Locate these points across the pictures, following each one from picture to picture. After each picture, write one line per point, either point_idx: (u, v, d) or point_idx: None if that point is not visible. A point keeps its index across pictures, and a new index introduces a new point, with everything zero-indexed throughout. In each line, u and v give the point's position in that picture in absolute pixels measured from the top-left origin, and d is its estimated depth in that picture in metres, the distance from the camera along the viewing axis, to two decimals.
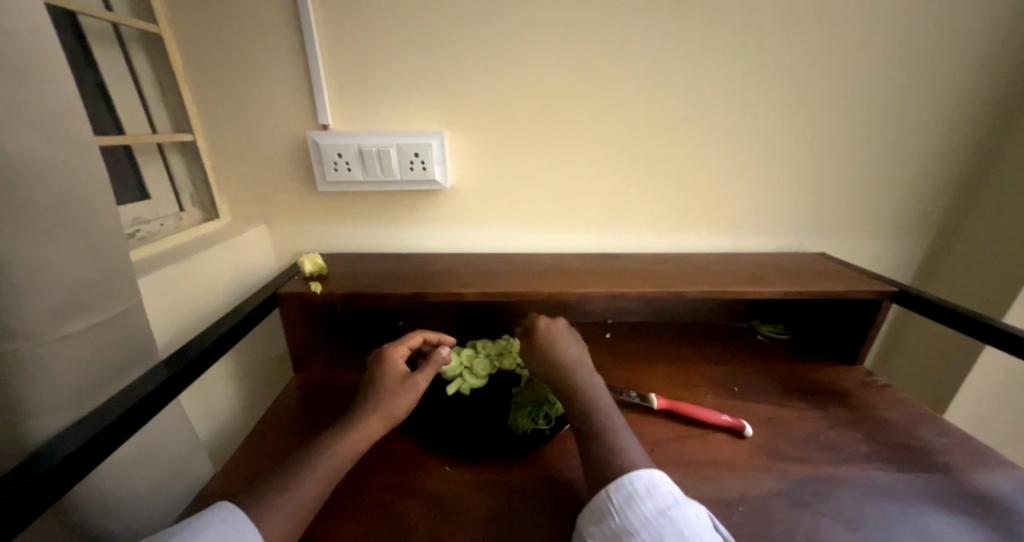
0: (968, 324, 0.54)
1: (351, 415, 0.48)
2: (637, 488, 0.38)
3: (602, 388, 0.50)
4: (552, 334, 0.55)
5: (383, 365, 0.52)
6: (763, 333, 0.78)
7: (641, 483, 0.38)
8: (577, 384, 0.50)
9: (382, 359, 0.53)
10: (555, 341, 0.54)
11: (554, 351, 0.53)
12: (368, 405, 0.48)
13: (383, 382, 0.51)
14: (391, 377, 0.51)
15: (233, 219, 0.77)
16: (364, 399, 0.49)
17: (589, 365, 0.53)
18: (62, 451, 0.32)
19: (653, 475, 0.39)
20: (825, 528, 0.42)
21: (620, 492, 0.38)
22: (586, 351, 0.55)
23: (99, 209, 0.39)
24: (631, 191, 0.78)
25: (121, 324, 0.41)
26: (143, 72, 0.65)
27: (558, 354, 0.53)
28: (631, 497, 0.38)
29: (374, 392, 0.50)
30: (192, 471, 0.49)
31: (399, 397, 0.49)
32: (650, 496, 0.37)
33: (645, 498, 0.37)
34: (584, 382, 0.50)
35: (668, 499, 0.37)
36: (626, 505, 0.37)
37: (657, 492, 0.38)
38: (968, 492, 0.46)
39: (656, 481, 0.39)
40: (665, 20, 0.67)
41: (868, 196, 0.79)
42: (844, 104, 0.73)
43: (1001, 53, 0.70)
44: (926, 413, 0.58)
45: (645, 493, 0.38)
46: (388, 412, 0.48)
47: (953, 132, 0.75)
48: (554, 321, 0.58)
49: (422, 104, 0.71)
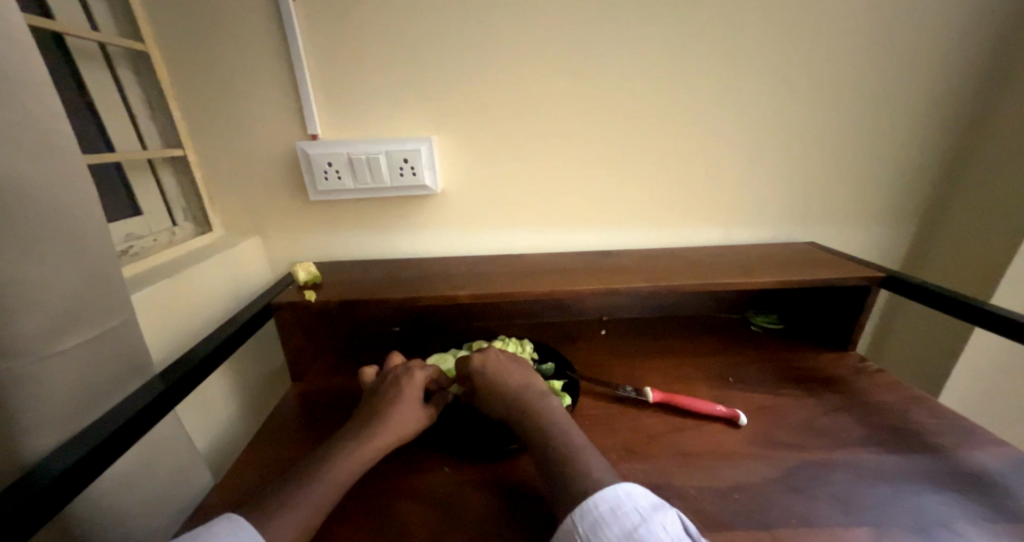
0: (957, 307, 0.54)
1: (360, 430, 0.48)
2: (602, 512, 0.37)
3: (556, 413, 0.49)
4: (490, 369, 0.53)
5: (408, 384, 0.53)
6: (757, 324, 0.78)
7: (605, 506, 0.37)
8: (527, 419, 0.49)
9: (412, 379, 0.53)
10: (495, 377, 0.52)
11: (497, 389, 0.52)
12: (384, 422, 0.48)
13: (405, 401, 0.51)
14: (414, 399, 0.52)
15: (226, 232, 0.78)
16: (349, 431, 0.48)
17: (539, 390, 0.52)
18: (60, 465, 0.33)
19: (617, 492, 0.38)
20: (820, 512, 0.42)
21: (586, 519, 0.37)
22: (533, 375, 0.53)
23: (89, 227, 0.39)
24: (620, 188, 0.79)
25: (116, 337, 0.42)
26: (132, 90, 0.66)
27: (502, 390, 0.51)
28: (597, 523, 0.37)
29: (392, 408, 0.50)
30: (191, 484, 0.50)
31: (406, 424, 0.49)
32: (616, 518, 0.37)
33: (610, 522, 0.36)
34: (534, 414, 0.49)
35: (633, 517, 0.36)
36: (593, 532, 0.36)
37: (623, 512, 0.37)
38: (961, 471, 0.46)
39: (620, 499, 0.38)
40: (647, 18, 0.67)
41: (855, 184, 0.80)
42: (827, 94, 0.73)
43: (980, 37, 0.71)
44: (918, 395, 0.59)
45: (610, 515, 0.37)
46: (403, 433, 0.49)
47: (936, 117, 0.75)
48: (486, 356, 0.54)
49: (410, 110, 0.71)
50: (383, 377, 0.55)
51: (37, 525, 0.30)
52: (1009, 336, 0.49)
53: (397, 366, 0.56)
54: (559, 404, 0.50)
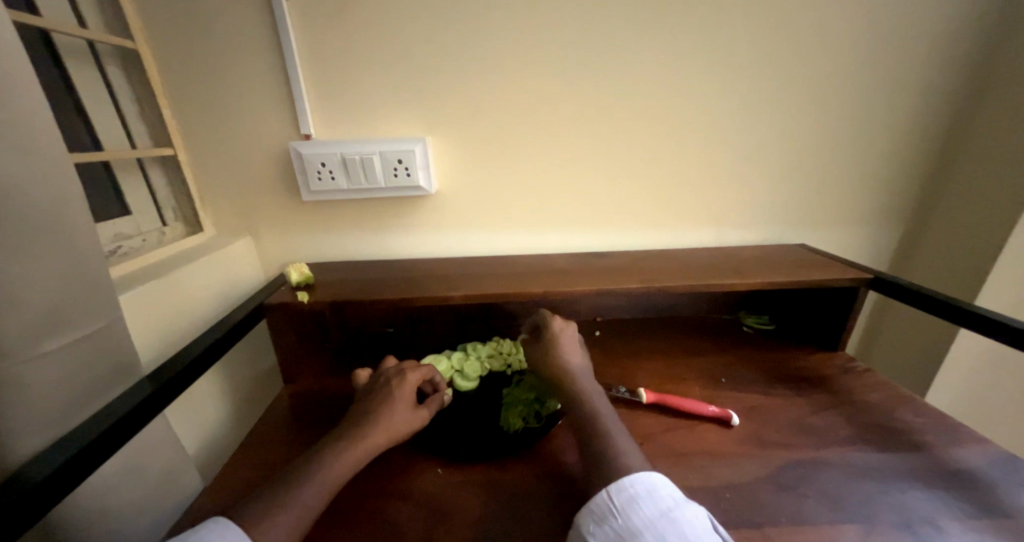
0: (942, 307, 0.55)
1: (354, 431, 0.47)
2: (639, 490, 0.38)
3: (600, 395, 0.51)
4: (562, 339, 0.57)
5: (400, 385, 0.52)
6: (747, 325, 0.79)
7: (642, 486, 0.38)
8: (575, 390, 0.51)
9: (405, 381, 0.53)
10: (562, 347, 0.56)
11: (559, 356, 0.54)
12: (378, 423, 0.48)
13: (398, 404, 0.50)
14: (408, 401, 0.51)
15: (217, 232, 0.77)
16: (345, 430, 0.48)
17: (590, 374, 0.54)
18: (45, 469, 0.32)
19: (653, 479, 0.39)
20: (809, 510, 0.43)
21: (622, 494, 0.38)
22: (591, 361, 0.56)
23: (75, 228, 0.38)
24: (614, 189, 0.79)
25: (102, 339, 0.41)
26: (121, 88, 0.65)
27: (563, 359, 0.54)
28: (632, 499, 0.38)
29: (385, 410, 0.49)
30: (180, 487, 0.49)
31: (399, 419, 0.49)
32: (651, 498, 0.38)
33: (646, 500, 0.37)
34: (582, 389, 0.51)
35: (668, 502, 0.37)
36: (628, 506, 0.37)
37: (658, 496, 0.38)
38: (945, 468, 0.47)
39: (656, 484, 0.39)
40: (640, 22, 0.68)
41: (845, 187, 0.81)
42: (817, 98, 0.74)
43: (964, 44, 0.72)
44: (904, 394, 0.60)
45: (646, 495, 0.38)
46: (397, 434, 0.48)
47: (922, 121, 0.77)
48: (566, 326, 0.58)
49: (404, 110, 0.71)
50: (378, 378, 0.55)
51: (21, 529, 0.29)
52: (992, 336, 0.50)
53: (391, 368, 0.56)
54: (603, 390, 0.53)
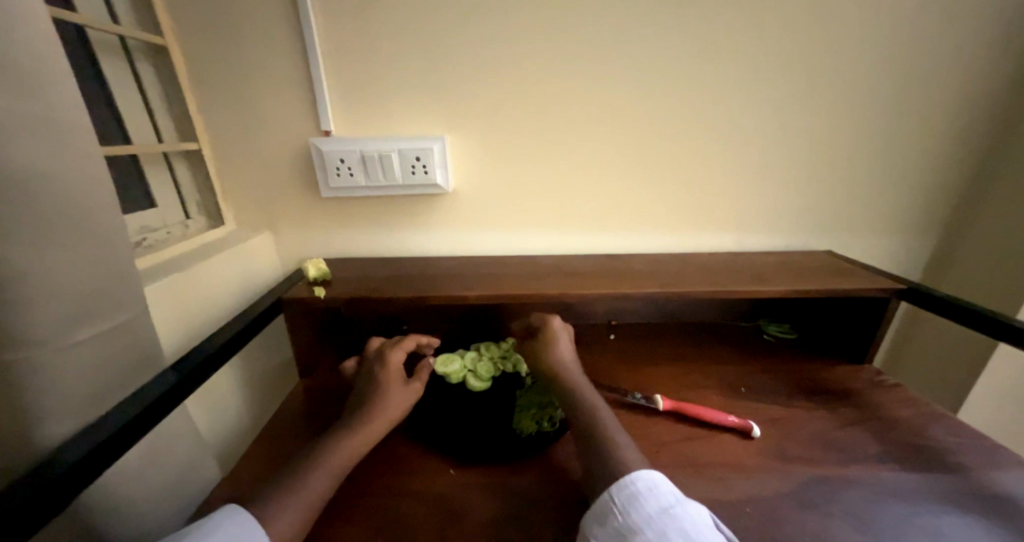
0: (975, 318, 0.53)
1: (351, 420, 0.48)
2: (639, 488, 0.38)
3: (591, 388, 0.51)
4: (554, 334, 0.57)
5: (384, 368, 0.53)
6: (769, 333, 0.77)
7: (642, 484, 0.38)
8: (566, 383, 0.51)
9: (387, 363, 0.53)
10: (552, 342, 0.56)
11: (551, 351, 0.55)
12: (373, 408, 0.49)
13: (389, 386, 0.51)
14: (397, 378, 0.52)
15: (237, 226, 0.78)
16: (347, 417, 0.49)
17: (581, 371, 0.54)
18: (72, 455, 0.33)
19: (654, 476, 0.39)
20: (834, 529, 0.41)
21: (622, 492, 0.38)
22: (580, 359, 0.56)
23: (105, 219, 0.39)
24: (632, 189, 0.78)
25: (128, 331, 0.42)
26: (149, 82, 0.66)
27: (554, 354, 0.54)
28: (633, 497, 0.37)
29: (376, 395, 0.50)
30: (198, 479, 0.50)
31: (392, 400, 0.50)
32: (652, 495, 0.37)
33: (648, 497, 0.37)
34: (573, 381, 0.51)
35: (669, 498, 0.37)
36: (629, 505, 0.37)
37: (659, 492, 0.37)
38: (980, 493, 0.45)
39: (657, 481, 0.38)
40: (665, 22, 0.67)
41: (875, 191, 0.78)
42: (848, 102, 0.72)
43: (1007, 45, 0.69)
44: (936, 411, 0.57)
45: (647, 492, 0.37)
46: (396, 413, 0.49)
47: (959, 126, 0.74)
48: (558, 324, 0.58)
49: (423, 108, 0.71)
50: (362, 366, 0.55)
51: (33, 529, 0.29)
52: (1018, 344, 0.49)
53: (373, 350, 0.57)
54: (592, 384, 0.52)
